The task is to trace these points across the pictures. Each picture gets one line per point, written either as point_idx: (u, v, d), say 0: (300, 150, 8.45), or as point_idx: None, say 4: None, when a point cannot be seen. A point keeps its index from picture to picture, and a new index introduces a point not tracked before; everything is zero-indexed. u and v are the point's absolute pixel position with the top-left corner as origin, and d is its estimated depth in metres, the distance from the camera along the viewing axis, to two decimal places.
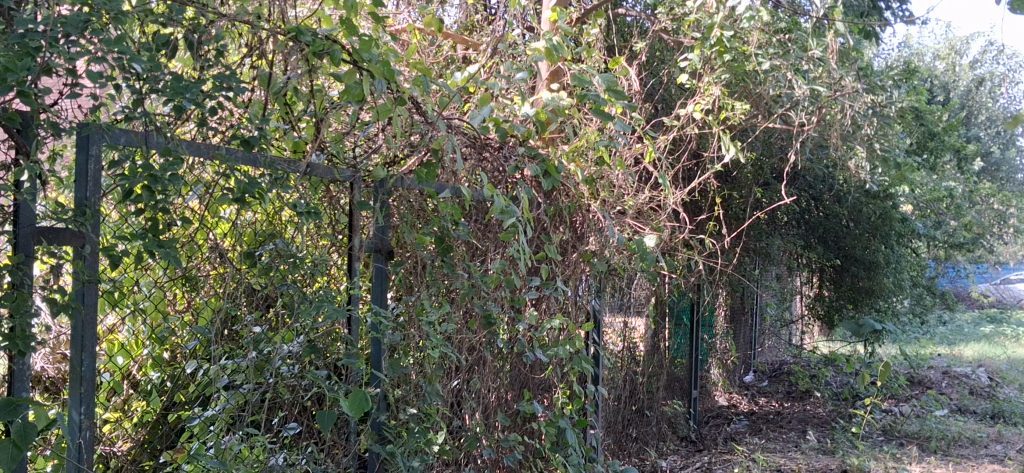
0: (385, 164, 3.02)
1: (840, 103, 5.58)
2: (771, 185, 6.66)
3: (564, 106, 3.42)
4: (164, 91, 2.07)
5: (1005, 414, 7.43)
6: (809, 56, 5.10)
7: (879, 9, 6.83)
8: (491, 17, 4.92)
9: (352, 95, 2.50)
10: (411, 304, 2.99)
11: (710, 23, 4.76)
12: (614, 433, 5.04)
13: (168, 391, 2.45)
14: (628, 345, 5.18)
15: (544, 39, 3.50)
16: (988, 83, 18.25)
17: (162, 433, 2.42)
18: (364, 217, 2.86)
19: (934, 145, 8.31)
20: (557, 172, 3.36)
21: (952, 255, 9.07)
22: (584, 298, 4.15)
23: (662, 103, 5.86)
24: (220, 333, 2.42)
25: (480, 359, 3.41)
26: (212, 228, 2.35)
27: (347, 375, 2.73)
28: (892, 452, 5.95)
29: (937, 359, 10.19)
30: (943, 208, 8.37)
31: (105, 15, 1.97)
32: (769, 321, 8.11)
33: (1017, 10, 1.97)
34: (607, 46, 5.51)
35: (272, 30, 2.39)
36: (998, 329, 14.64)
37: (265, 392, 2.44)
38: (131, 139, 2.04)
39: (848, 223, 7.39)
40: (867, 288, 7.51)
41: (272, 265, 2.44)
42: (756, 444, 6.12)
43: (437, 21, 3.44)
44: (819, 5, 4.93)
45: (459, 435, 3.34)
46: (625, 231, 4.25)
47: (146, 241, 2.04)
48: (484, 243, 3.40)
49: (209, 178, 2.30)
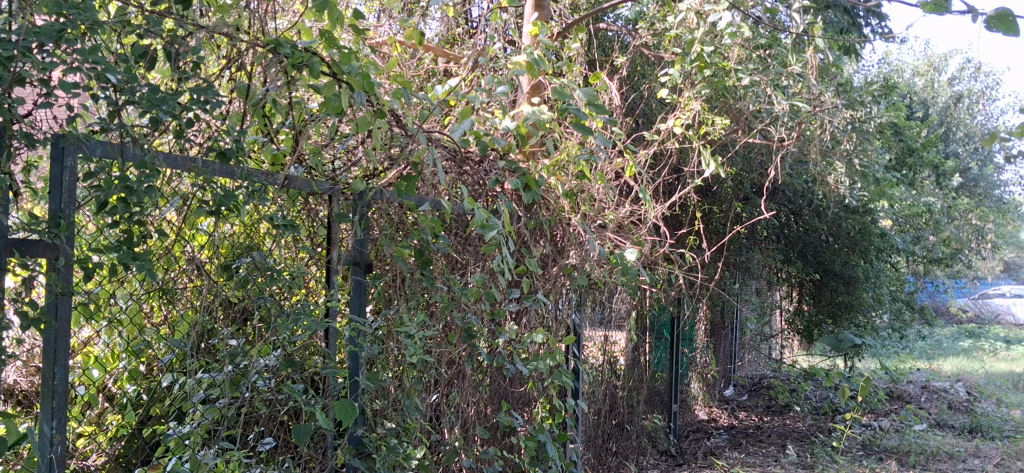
0: (365, 177, 3.00)
1: (819, 119, 5.63)
2: (751, 199, 6.67)
3: (544, 119, 3.39)
4: (140, 102, 2.06)
5: (983, 428, 7.47)
6: (788, 71, 5.15)
7: (858, 25, 6.90)
8: (472, 30, 4.95)
9: (331, 107, 2.52)
10: (391, 318, 2.95)
11: (692, 38, 4.76)
12: (594, 447, 5.02)
13: (145, 405, 2.40)
14: (608, 359, 5.17)
15: (525, 52, 3.50)
16: (966, 100, 18.48)
17: (136, 447, 2.37)
18: (343, 229, 2.86)
19: (912, 161, 8.44)
20: (537, 186, 3.40)
21: (930, 269, 9.11)
22: (565, 311, 4.14)
23: (643, 118, 5.88)
24: (198, 347, 2.40)
25: (460, 373, 3.39)
26: (190, 241, 2.35)
27: (325, 389, 2.72)
28: (871, 466, 5.98)
29: (916, 373, 10.27)
30: (922, 223, 8.43)
31: (81, 24, 1.96)
32: (750, 335, 8.01)
33: (995, 27, 2.12)
34: (588, 59, 5.54)
35: (251, 42, 2.41)
36: (976, 344, 14.71)
37: (243, 406, 2.43)
38: (107, 151, 2.01)
39: (827, 237, 7.42)
40: (847, 302, 7.55)
41: (249, 278, 2.43)
42: (736, 458, 6.14)
43: (418, 34, 3.45)
44: (799, 20, 4.96)
45: (439, 449, 3.32)
46: (606, 245, 4.28)
47: (121, 253, 2.02)
48: (464, 256, 3.40)
49: (186, 190, 2.28)
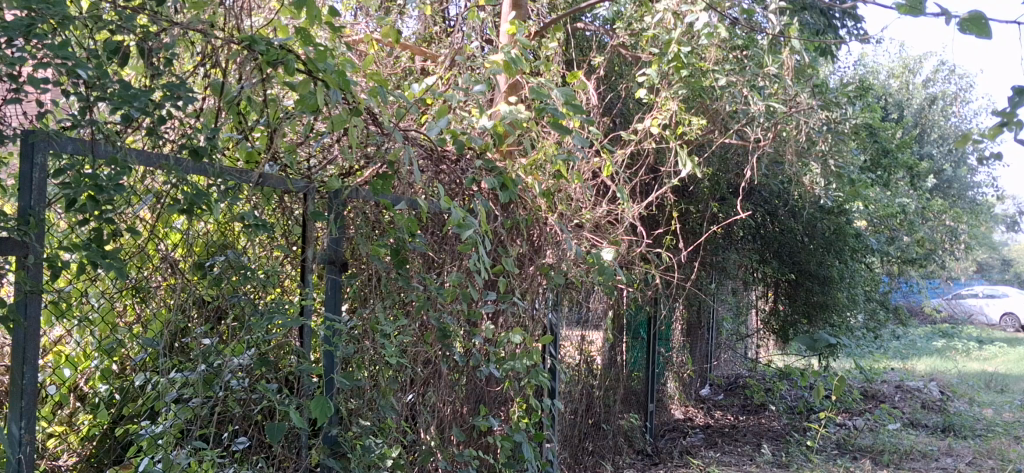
0: (341, 175, 2.99)
1: (795, 120, 5.66)
2: (728, 198, 6.70)
3: (521, 119, 3.40)
4: (112, 99, 2.04)
5: (955, 427, 7.54)
6: (764, 73, 5.18)
7: (833, 26, 6.95)
8: (449, 29, 4.95)
9: (307, 105, 2.50)
10: (366, 317, 2.93)
11: (669, 39, 4.76)
12: (570, 447, 5.02)
13: (118, 404, 2.38)
14: (585, 359, 5.18)
15: (502, 51, 3.50)
16: (940, 102, 18.65)
17: (108, 447, 2.39)
18: (318, 227, 2.84)
19: (887, 162, 8.53)
20: (514, 185, 3.40)
21: (905, 270, 9.17)
22: (542, 310, 4.14)
23: (620, 117, 5.89)
24: (170, 345, 2.38)
25: (436, 372, 3.38)
26: (163, 239, 2.32)
27: (299, 388, 2.69)
28: (845, 466, 6.01)
29: (891, 372, 10.35)
30: (897, 224, 8.49)
31: (51, 20, 1.94)
32: (726, 334, 8.09)
33: (967, 29, 2.16)
34: (566, 59, 5.55)
35: (227, 39, 2.39)
36: (949, 344, 14.82)
37: (216, 406, 2.41)
38: (77, 147, 1.98)
39: (802, 238, 7.45)
40: (822, 302, 7.59)
41: (223, 276, 2.41)
42: (711, 457, 6.17)
43: (395, 32, 3.44)
44: (775, 22, 4.98)
45: (414, 449, 3.30)
46: (583, 244, 4.27)
47: (91, 251, 1.99)
48: (441, 255, 3.39)
49: (160, 188, 2.25)
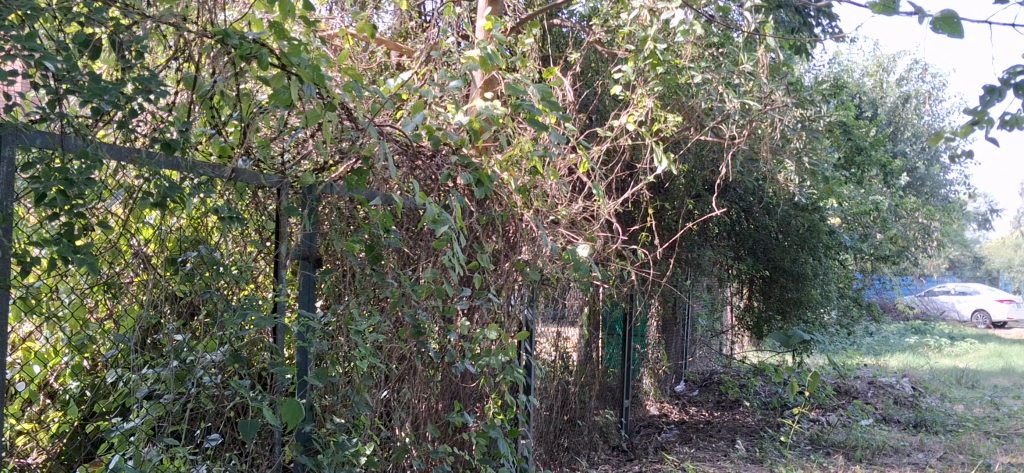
0: (315, 170, 2.94)
1: (770, 117, 5.68)
2: (703, 196, 6.74)
3: (497, 115, 3.40)
4: (81, 91, 2.02)
5: (927, 423, 7.61)
6: (739, 70, 5.22)
7: (808, 25, 6.98)
8: (425, 24, 4.93)
9: (281, 99, 2.47)
10: (340, 313, 2.91)
11: (645, 36, 4.75)
12: (546, 443, 5.02)
13: (88, 402, 2.32)
14: (561, 355, 5.19)
15: (478, 47, 3.49)
16: (914, 101, 18.80)
17: (78, 444, 2.34)
18: (291, 223, 2.82)
19: (860, 159, 8.63)
20: (489, 182, 3.39)
21: (878, 267, 9.23)
22: (518, 307, 4.14)
23: (597, 114, 5.90)
24: (143, 341, 2.35)
25: (411, 369, 3.37)
26: (135, 234, 2.29)
27: (272, 385, 2.67)
28: (818, 461, 6.06)
29: (864, 368, 10.44)
30: (870, 222, 8.53)
31: (18, 11, 1.92)
32: (700, 331, 8.22)
33: (940, 28, 2.24)
34: (542, 55, 5.55)
35: (199, 33, 2.38)
36: (922, 341, 14.97)
37: (188, 402, 2.39)
38: (46, 141, 1.97)
39: (777, 235, 7.48)
40: (796, 299, 7.61)
41: (196, 272, 2.40)
42: (686, 453, 6.20)
43: (370, 27, 3.42)
44: (750, 20, 5.00)
45: (389, 446, 3.29)
46: (558, 241, 4.25)
47: (61, 246, 1.98)
48: (416, 251, 3.38)
49: (132, 183, 2.23)
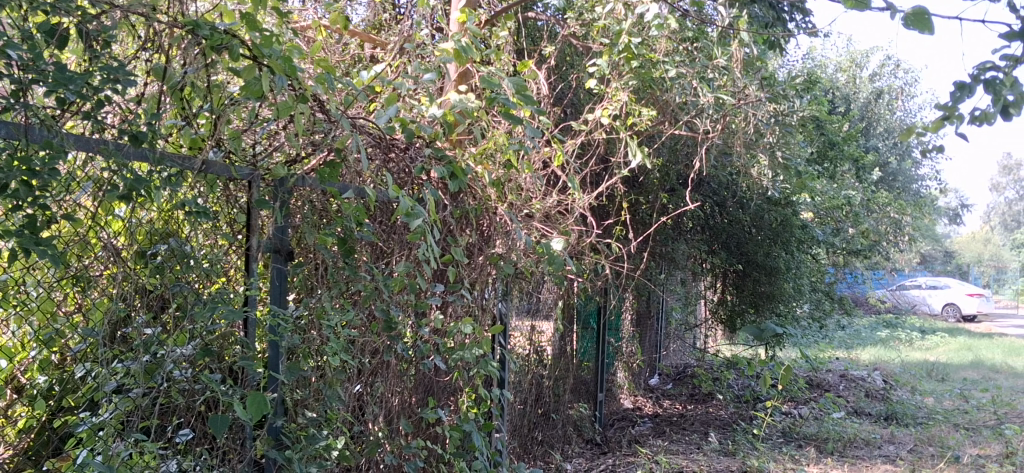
0: (288, 163, 2.93)
1: (744, 112, 5.70)
2: (677, 190, 6.78)
3: (471, 108, 3.39)
4: (46, 80, 1.99)
5: (898, 415, 7.68)
6: (713, 64, 5.25)
7: (782, 20, 7.01)
8: (400, 16, 4.92)
9: (252, 90, 2.46)
10: (313, 307, 2.89)
11: (619, 30, 4.74)
12: (519, 437, 5.02)
13: (57, 396, 2.28)
14: (535, 349, 5.20)
15: (453, 40, 3.47)
16: (887, 96, 18.94)
17: (45, 439, 2.30)
18: (263, 216, 2.79)
19: (832, 154, 8.88)
20: (463, 174, 3.40)
21: (850, 261, 9.29)
22: (492, 300, 4.13)
23: (571, 108, 5.91)
24: (112, 335, 2.32)
25: (384, 363, 3.37)
26: (105, 226, 2.26)
27: (243, 378, 2.65)
28: (790, 454, 6.10)
29: (835, 361, 10.54)
30: (842, 216, 8.50)
31: None
32: (674, 324, 8.29)
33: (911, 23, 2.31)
34: (517, 48, 5.55)
35: (169, 23, 2.36)
36: (894, 334, 15.11)
37: (158, 397, 2.37)
38: (11, 132, 1.95)
39: (750, 229, 7.50)
40: (768, 292, 7.66)
41: (165, 265, 2.39)
42: (659, 446, 6.23)
43: (343, 18, 3.45)
44: (724, 14, 5.01)
45: (362, 440, 3.27)
46: (533, 234, 4.26)
47: (22, 237, 1.94)
48: (389, 244, 3.37)
49: (101, 174, 2.19)
